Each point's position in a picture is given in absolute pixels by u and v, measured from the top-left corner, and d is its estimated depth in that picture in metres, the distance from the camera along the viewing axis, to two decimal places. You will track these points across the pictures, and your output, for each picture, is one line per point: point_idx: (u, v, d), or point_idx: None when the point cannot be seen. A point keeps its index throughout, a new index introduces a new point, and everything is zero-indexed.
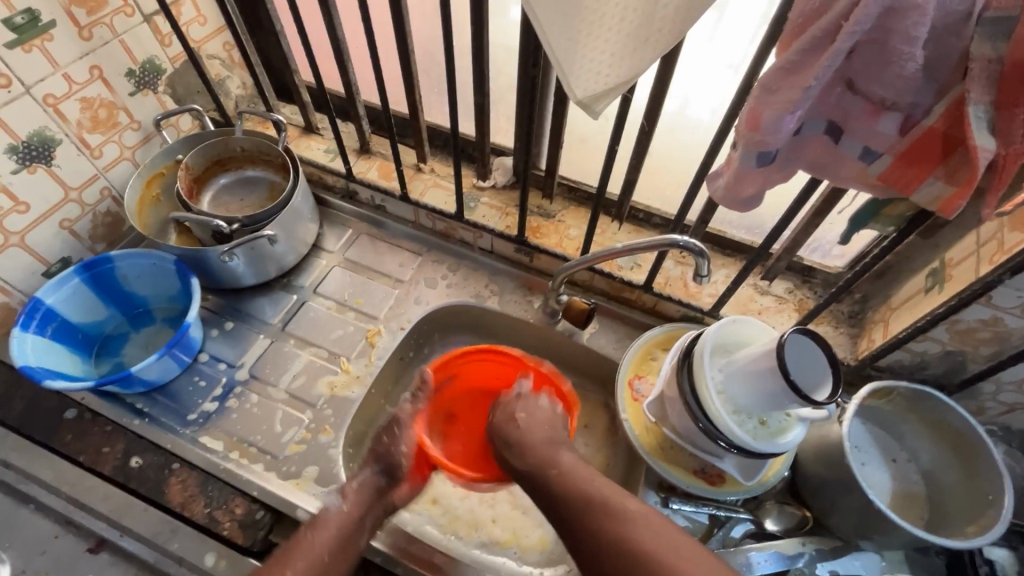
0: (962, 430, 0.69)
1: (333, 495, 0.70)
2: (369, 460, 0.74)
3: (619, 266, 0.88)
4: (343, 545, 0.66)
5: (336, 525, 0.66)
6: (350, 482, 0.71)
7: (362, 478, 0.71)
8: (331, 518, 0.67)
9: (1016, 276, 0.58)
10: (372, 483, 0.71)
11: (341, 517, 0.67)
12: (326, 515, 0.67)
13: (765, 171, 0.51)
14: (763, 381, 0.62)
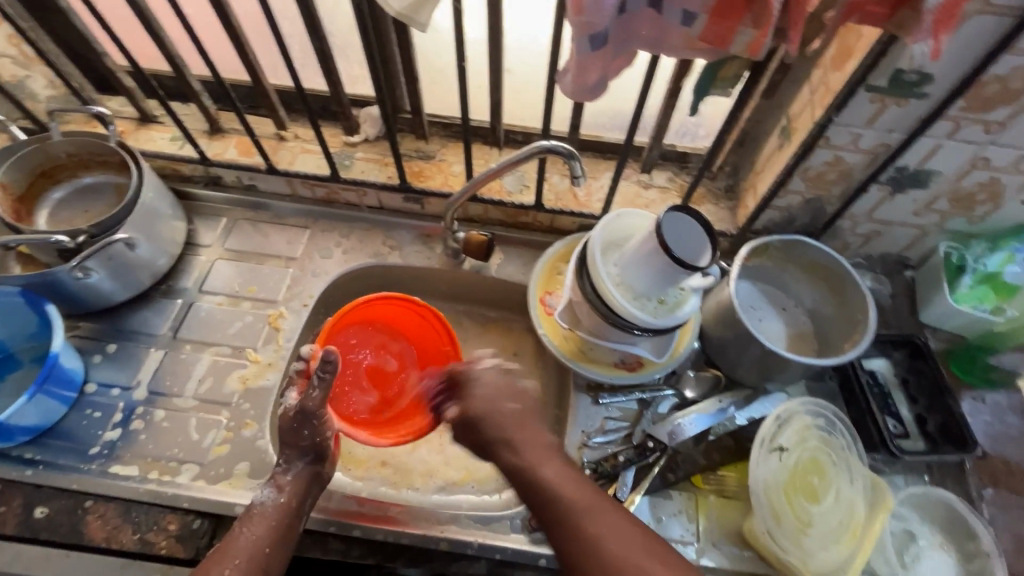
0: (831, 266, 0.77)
1: (272, 488, 0.65)
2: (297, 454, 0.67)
3: (508, 191, 0.88)
4: (266, 518, 0.62)
5: (271, 519, 0.62)
6: (281, 474, 0.66)
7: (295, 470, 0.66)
8: (268, 513, 0.63)
9: (842, 112, 0.63)
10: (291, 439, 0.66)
11: (285, 504, 0.64)
12: (261, 509, 0.63)
13: (601, 55, 0.52)
14: (651, 260, 0.65)
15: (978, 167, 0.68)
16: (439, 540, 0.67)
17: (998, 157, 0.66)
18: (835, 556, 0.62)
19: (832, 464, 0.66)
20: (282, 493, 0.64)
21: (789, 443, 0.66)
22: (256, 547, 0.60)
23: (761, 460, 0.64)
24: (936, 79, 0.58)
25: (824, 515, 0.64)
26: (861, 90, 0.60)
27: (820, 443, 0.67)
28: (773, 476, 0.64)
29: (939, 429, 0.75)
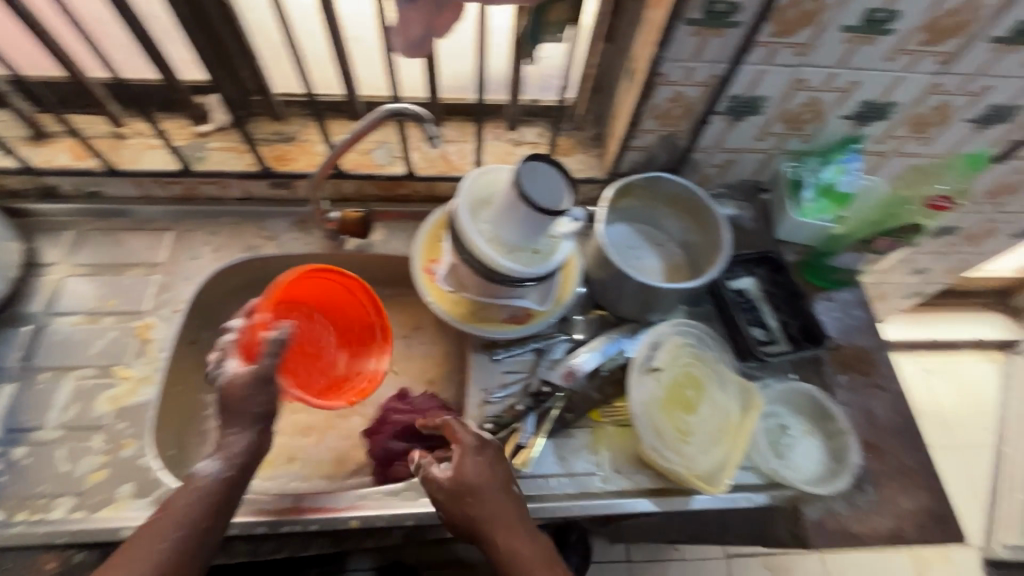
0: (690, 197, 0.82)
1: (236, 456, 0.61)
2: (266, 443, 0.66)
3: (378, 164, 0.87)
4: (228, 493, 0.59)
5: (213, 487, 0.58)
6: (228, 441, 0.61)
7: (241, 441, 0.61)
8: (209, 483, 0.59)
9: (668, 47, 0.67)
10: (248, 402, 0.62)
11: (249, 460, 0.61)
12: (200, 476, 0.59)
13: (419, 7, 0.52)
14: (516, 210, 0.67)
15: (798, 88, 0.75)
16: (348, 519, 0.66)
17: (813, 77, 0.73)
18: (711, 457, 0.68)
19: (703, 375, 0.72)
20: (248, 459, 0.61)
21: (662, 363, 0.71)
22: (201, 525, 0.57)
23: (639, 382, 0.68)
24: (743, 7, 0.63)
25: (700, 421, 0.69)
26: (681, 23, 0.64)
27: (691, 358, 0.72)
28: (652, 395, 0.68)
29: (798, 330, 0.83)
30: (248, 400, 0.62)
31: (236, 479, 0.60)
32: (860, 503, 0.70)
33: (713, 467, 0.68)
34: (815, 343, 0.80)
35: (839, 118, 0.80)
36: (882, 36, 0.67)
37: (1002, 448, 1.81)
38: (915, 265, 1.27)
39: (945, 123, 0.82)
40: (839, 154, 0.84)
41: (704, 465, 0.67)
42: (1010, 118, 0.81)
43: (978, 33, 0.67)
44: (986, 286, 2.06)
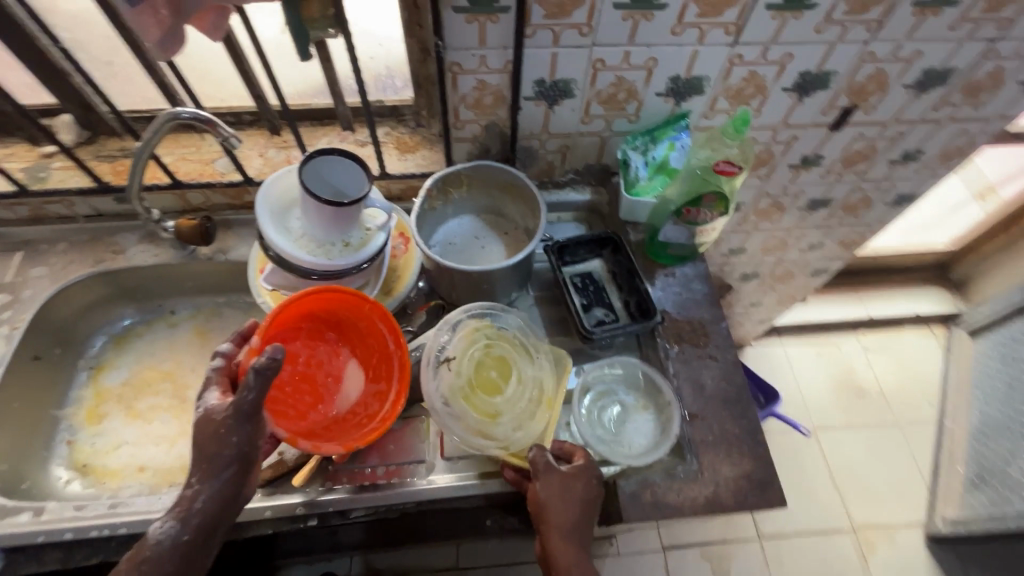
0: (516, 182, 0.84)
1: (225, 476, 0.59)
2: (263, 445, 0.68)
3: (219, 172, 0.88)
4: (226, 505, 0.59)
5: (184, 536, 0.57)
6: (193, 502, 0.58)
7: (203, 498, 0.58)
8: (172, 540, 0.57)
9: (448, 36, 0.68)
10: (219, 433, 0.58)
11: (240, 480, 0.60)
12: (159, 539, 0.57)
13: (144, 9, 0.53)
14: (309, 206, 0.69)
15: (600, 69, 0.76)
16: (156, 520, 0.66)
17: (609, 56, 0.74)
18: (527, 428, 0.71)
19: (503, 350, 0.74)
20: (238, 472, 0.59)
21: (457, 351, 0.72)
22: (200, 539, 0.58)
23: (435, 376, 0.70)
24: None
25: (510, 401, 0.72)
26: (450, 12, 0.66)
27: (489, 336, 0.74)
28: (452, 386, 0.70)
29: (638, 305, 0.83)
30: (224, 435, 0.58)
31: (234, 491, 0.60)
32: (678, 473, 0.70)
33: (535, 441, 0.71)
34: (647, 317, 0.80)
35: (654, 95, 0.81)
36: (657, 11, 0.69)
37: (945, 421, 1.79)
38: (807, 240, 1.28)
39: (764, 94, 0.83)
40: (667, 129, 0.84)
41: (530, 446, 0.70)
42: (827, 84, 0.83)
43: (752, 1, 0.69)
44: (924, 260, 2.01)
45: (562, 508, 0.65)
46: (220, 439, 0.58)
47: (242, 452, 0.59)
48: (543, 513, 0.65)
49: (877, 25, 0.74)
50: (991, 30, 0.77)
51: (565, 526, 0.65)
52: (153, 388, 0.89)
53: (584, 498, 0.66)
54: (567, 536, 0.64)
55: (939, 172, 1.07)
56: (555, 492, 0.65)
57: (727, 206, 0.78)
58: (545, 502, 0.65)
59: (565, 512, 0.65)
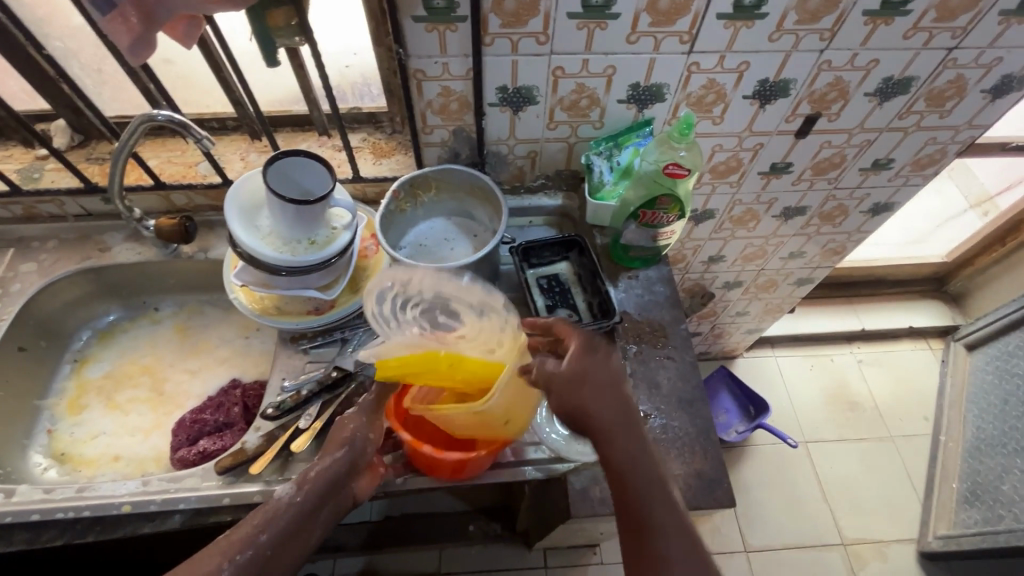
0: (481, 185, 0.87)
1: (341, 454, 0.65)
2: (332, 445, 0.65)
3: (201, 175, 0.92)
4: (337, 487, 0.63)
5: (291, 510, 0.59)
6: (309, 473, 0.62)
7: (322, 466, 0.63)
8: (282, 509, 0.59)
9: (410, 44, 0.72)
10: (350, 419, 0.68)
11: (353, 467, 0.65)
12: (276, 504, 0.59)
13: (114, 15, 0.57)
14: (272, 203, 0.72)
15: (560, 76, 0.78)
16: (119, 504, 0.69)
17: (568, 64, 0.77)
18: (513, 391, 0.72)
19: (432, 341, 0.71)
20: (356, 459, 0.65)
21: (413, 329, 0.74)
22: (306, 520, 0.60)
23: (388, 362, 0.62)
24: (462, 2, 0.68)
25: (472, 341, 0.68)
26: (410, 21, 0.69)
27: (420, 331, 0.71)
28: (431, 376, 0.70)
29: (598, 305, 0.84)
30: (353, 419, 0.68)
31: (347, 478, 0.64)
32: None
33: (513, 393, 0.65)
34: (607, 315, 0.82)
35: (616, 102, 0.83)
36: (611, 20, 0.71)
37: (939, 436, 1.76)
38: (787, 249, 1.29)
39: (725, 101, 0.85)
40: (630, 135, 0.87)
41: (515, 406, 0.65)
42: (787, 92, 0.84)
43: (702, 11, 0.71)
44: (919, 273, 1.97)
45: (612, 380, 0.65)
46: (348, 422, 0.68)
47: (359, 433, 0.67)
48: (580, 410, 0.63)
49: (829, 34, 0.76)
50: (946, 39, 0.78)
51: (610, 406, 0.63)
52: (132, 381, 0.93)
53: (618, 373, 0.66)
54: (619, 429, 0.62)
55: (912, 181, 1.08)
56: (602, 368, 0.66)
57: (683, 209, 0.80)
58: (597, 376, 0.65)
59: (609, 398, 0.64)
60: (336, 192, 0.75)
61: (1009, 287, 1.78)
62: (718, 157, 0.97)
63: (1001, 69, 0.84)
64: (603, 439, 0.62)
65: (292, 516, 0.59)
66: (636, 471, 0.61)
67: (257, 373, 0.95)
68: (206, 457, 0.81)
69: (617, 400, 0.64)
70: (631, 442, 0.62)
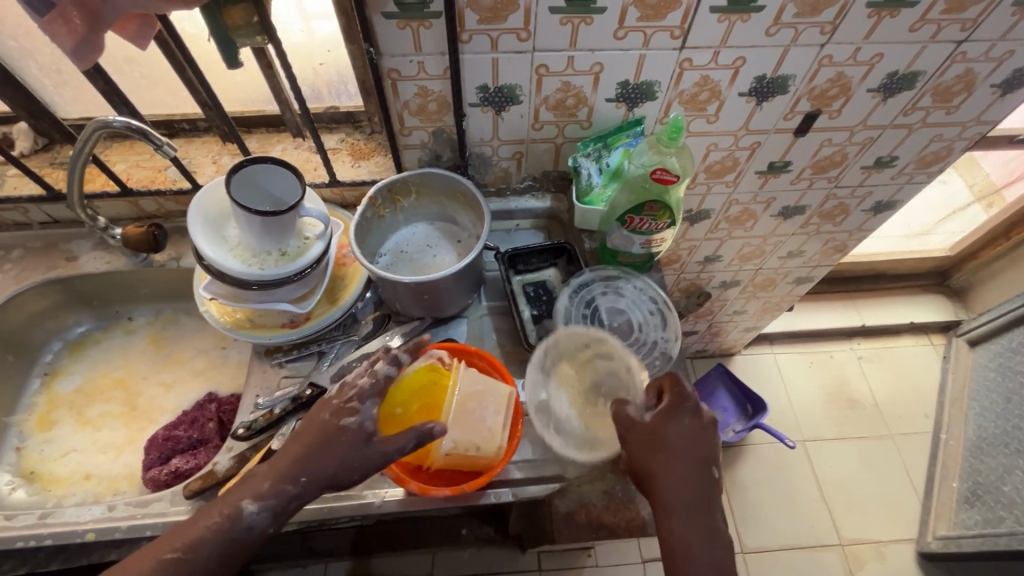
0: (463, 189, 0.82)
1: (266, 511, 0.58)
2: (308, 469, 0.59)
3: (171, 180, 0.87)
4: (228, 559, 0.57)
5: (252, 532, 0.58)
6: (282, 494, 0.58)
7: (299, 491, 0.58)
8: (243, 530, 0.57)
9: (382, 43, 0.67)
10: (343, 456, 0.59)
11: (260, 537, 0.58)
12: (237, 523, 0.57)
13: (54, 18, 0.52)
14: (238, 214, 0.68)
15: (544, 74, 0.74)
16: (83, 532, 0.66)
17: (552, 62, 0.72)
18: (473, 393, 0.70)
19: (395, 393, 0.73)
20: (270, 522, 0.59)
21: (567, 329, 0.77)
22: None
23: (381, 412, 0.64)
24: None
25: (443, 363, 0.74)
26: (380, 18, 0.64)
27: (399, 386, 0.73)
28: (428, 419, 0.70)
29: (652, 308, 0.81)
30: (345, 465, 0.59)
31: (250, 543, 0.58)
32: (616, 492, 0.73)
33: (491, 393, 0.69)
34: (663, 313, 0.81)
35: (604, 101, 0.79)
36: (597, 15, 0.66)
37: (940, 434, 1.74)
38: (785, 248, 1.24)
39: (719, 99, 0.80)
40: (620, 136, 0.83)
41: (505, 416, 0.68)
42: (785, 89, 0.80)
43: (695, 4, 0.66)
44: (921, 267, 1.92)
45: (693, 449, 0.64)
46: (343, 470, 0.59)
47: (307, 496, 0.59)
48: (684, 472, 0.63)
49: (831, 27, 0.71)
50: (955, 32, 0.73)
51: (686, 483, 0.63)
52: (104, 395, 0.89)
53: (703, 437, 0.65)
54: (683, 504, 0.62)
55: (917, 179, 1.04)
56: (675, 457, 0.63)
57: (672, 216, 0.76)
58: (677, 444, 0.64)
59: (685, 476, 0.63)
60: (305, 201, 0.70)
61: (1012, 282, 1.74)
62: (714, 156, 0.92)
63: (1012, 62, 0.79)
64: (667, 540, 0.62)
65: None
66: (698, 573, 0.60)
67: (234, 385, 0.91)
68: (178, 477, 0.78)
69: (677, 480, 0.62)
70: (686, 528, 0.61)
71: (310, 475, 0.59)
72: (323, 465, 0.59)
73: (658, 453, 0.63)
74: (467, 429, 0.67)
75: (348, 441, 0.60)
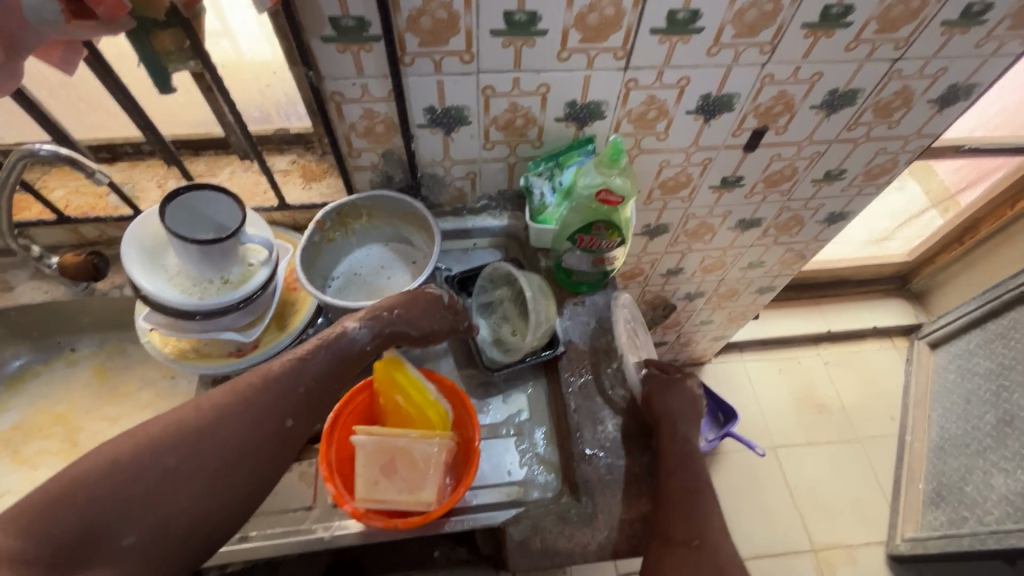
0: (415, 210, 0.82)
1: (366, 331, 0.68)
2: (401, 307, 0.70)
3: (113, 206, 0.85)
4: (312, 389, 0.64)
5: (356, 349, 0.67)
6: (384, 320, 0.68)
7: (394, 321, 0.69)
8: (349, 345, 0.67)
9: (322, 66, 0.66)
10: (427, 310, 0.72)
11: (360, 355, 0.68)
12: (345, 336, 0.67)
13: None
14: (176, 243, 0.66)
15: (491, 96, 0.74)
16: None
17: (497, 83, 0.72)
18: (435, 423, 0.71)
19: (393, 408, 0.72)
20: (368, 344, 0.68)
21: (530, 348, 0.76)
22: (286, 406, 0.62)
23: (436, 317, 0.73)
24: (373, 21, 0.62)
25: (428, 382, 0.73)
26: (318, 42, 0.64)
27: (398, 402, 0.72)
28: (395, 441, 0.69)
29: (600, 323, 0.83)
30: (427, 313, 0.72)
31: (353, 360, 0.68)
32: (570, 517, 0.71)
33: (423, 482, 0.67)
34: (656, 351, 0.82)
35: (554, 120, 0.79)
36: (538, 37, 0.67)
37: (905, 436, 1.77)
38: (746, 259, 1.26)
39: (668, 117, 0.81)
40: (572, 153, 0.82)
41: (394, 501, 0.66)
42: (731, 107, 0.81)
43: (635, 25, 0.67)
44: (883, 272, 1.97)
45: (685, 416, 0.75)
46: (423, 318, 0.71)
47: (399, 325, 0.69)
48: (679, 446, 0.72)
49: (770, 47, 0.72)
50: (890, 50, 0.75)
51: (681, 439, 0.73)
52: (43, 432, 0.85)
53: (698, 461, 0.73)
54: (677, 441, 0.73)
55: (866, 190, 1.06)
56: (678, 455, 0.72)
57: (622, 234, 0.78)
58: (675, 410, 0.75)
59: (680, 431, 0.73)
60: (248, 227, 0.69)
61: (969, 285, 1.79)
62: (667, 172, 0.93)
63: (947, 79, 0.82)
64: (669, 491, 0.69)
65: (288, 384, 0.63)
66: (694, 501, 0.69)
67: None
68: None
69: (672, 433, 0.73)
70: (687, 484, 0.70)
71: (406, 312, 0.70)
72: (410, 316, 0.70)
73: (680, 400, 0.75)
74: (410, 472, 0.67)
75: (427, 304, 0.72)
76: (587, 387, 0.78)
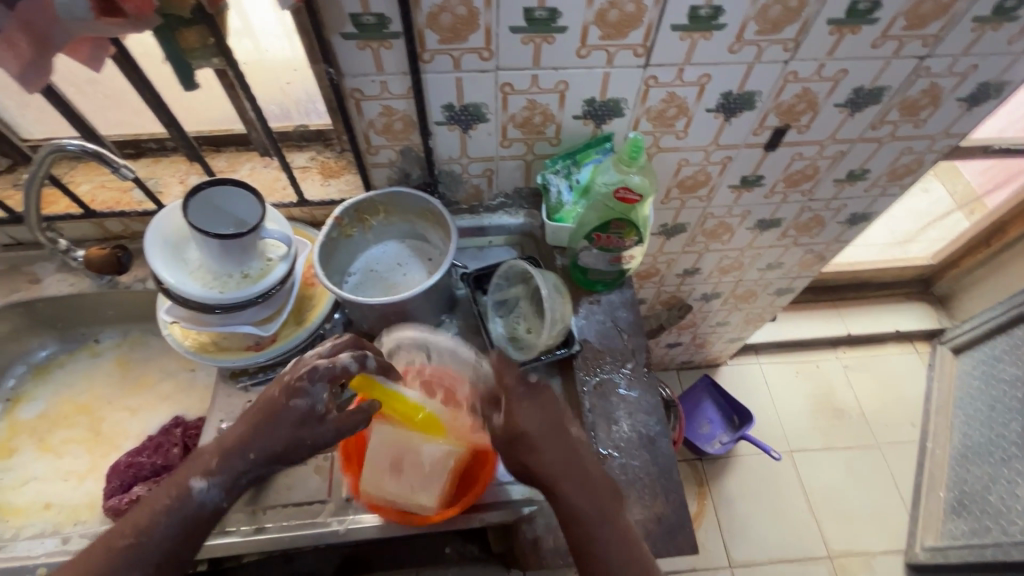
0: (431, 207, 0.82)
1: (215, 489, 0.60)
2: (250, 443, 0.61)
3: (138, 200, 0.86)
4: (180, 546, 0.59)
5: (192, 518, 0.59)
6: (224, 474, 0.61)
7: (228, 477, 0.61)
8: (181, 517, 0.59)
9: (342, 63, 0.67)
10: (289, 436, 0.62)
11: (212, 514, 0.60)
12: (179, 508, 0.59)
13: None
14: (197, 236, 0.67)
15: (509, 93, 0.73)
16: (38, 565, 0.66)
17: (516, 80, 0.72)
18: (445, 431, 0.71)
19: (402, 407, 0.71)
20: (221, 499, 0.61)
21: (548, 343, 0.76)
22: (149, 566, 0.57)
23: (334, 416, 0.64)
24: (394, 18, 0.63)
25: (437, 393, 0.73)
26: (339, 39, 0.64)
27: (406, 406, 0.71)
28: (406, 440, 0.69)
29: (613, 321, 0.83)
30: (288, 440, 0.62)
31: (205, 521, 0.60)
32: None
33: (428, 484, 0.68)
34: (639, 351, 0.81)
35: (572, 118, 0.78)
36: (558, 34, 0.66)
37: (926, 443, 1.73)
38: (764, 260, 1.24)
39: (687, 115, 0.80)
40: (590, 152, 0.82)
41: (399, 498, 0.67)
42: (752, 105, 0.80)
43: (656, 22, 0.66)
44: (904, 275, 1.93)
45: (550, 423, 0.66)
46: (285, 446, 0.62)
47: (255, 473, 0.62)
48: (557, 460, 0.64)
49: (793, 45, 0.71)
50: (918, 47, 0.74)
51: (563, 458, 0.64)
52: (68, 421, 0.87)
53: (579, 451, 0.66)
54: (568, 459, 0.64)
55: (890, 191, 1.04)
56: (555, 454, 0.64)
57: (639, 234, 0.77)
58: (533, 428, 0.65)
59: (554, 445, 0.65)
60: (266, 222, 0.69)
61: (995, 290, 1.74)
62: (685, 171, 0.92)
63: (977, 77, 0.80)
64: (570, 507, 0.63)
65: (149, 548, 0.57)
66: (585, 505, 0.63)
67: (200, 407, 0.89)
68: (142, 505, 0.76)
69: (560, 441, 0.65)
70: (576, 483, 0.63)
71: (262, 447, 0.61)
72: (269, 452, 0.62)
73: (547, 420, 0.66)
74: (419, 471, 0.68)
75: (295, 425, 0.63)
76: (605, 385, 0.78)
